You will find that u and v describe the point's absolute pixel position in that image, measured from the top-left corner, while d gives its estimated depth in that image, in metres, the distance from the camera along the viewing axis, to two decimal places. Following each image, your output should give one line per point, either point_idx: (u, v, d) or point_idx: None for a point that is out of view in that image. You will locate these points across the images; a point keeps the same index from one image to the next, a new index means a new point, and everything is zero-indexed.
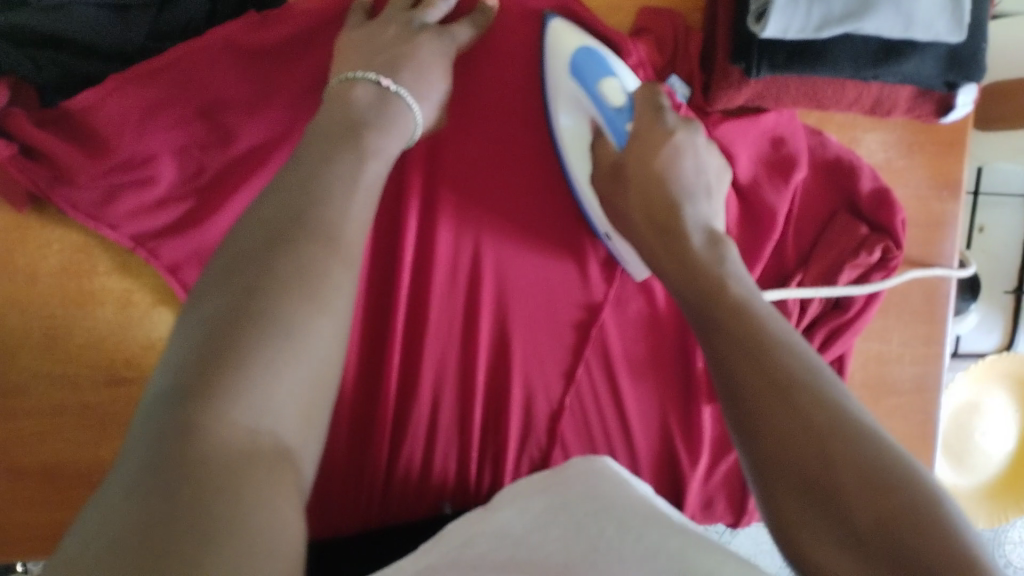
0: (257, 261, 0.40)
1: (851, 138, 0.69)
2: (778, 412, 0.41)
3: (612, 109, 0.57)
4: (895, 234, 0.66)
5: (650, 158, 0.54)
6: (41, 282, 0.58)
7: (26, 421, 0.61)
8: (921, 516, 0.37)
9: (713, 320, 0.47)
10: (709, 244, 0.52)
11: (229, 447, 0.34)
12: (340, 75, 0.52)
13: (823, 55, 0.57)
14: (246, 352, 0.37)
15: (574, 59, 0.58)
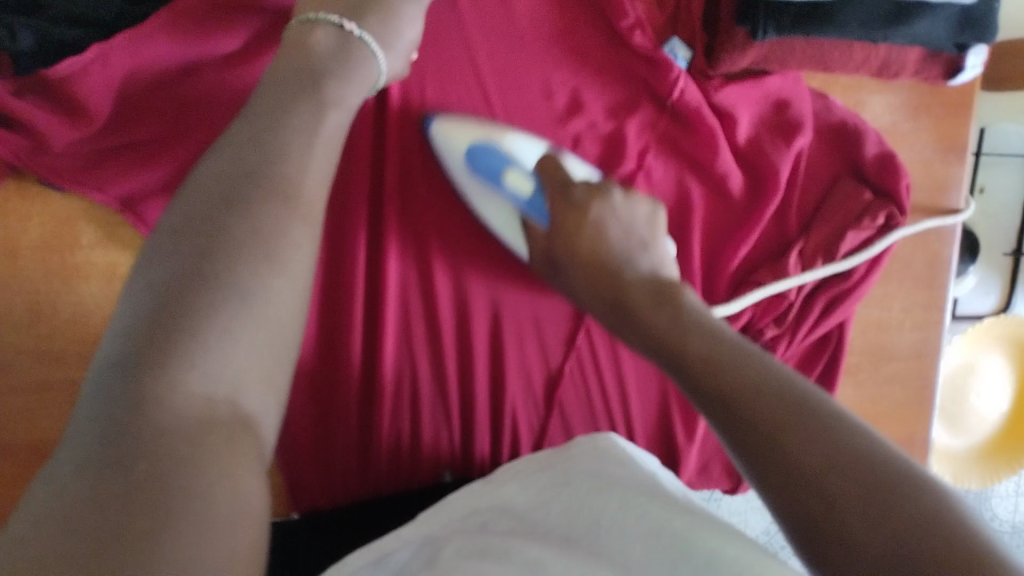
0: (210, 220, 0.38)
1: (856, 100, 0.67)
2: (754, 398, 0.39)
3: (523, 198, 0.58)
4: (900, 200, 0.65)
5: (577, 239, 0.56)
6: (23, 256, 0.56)
7: (11, 397, 0.59)
8: (918, 509, 0.32)
9: (679, 367, 0.45)
10: (656, 301, 0.51)
11: (183, 421, 0.33)
12: (301, 16, 0.49)
13: (832, 16, 0.55)
14: (197, 319, 0.35)
15: (471, 151, 0.58)
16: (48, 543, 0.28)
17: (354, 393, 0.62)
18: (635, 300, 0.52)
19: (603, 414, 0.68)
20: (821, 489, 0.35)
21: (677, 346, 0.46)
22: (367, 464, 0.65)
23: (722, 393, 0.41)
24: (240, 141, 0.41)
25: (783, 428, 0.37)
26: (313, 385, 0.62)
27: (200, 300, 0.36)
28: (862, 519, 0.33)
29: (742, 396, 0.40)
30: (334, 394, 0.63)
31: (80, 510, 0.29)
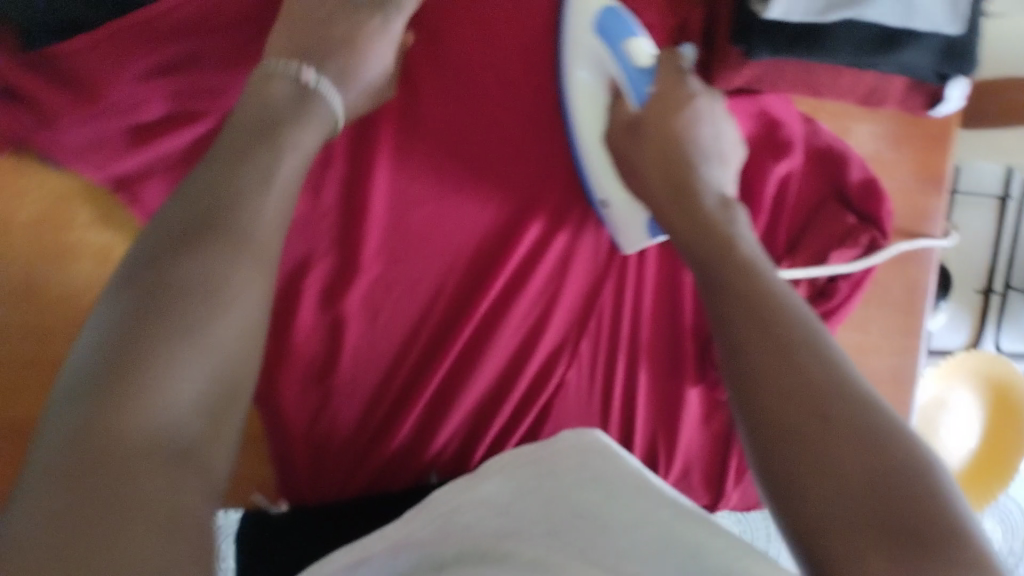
0: (163, 266, 0.37)
1: (841, 127, 0.70)
2: (770, 356, 0.41)
3: (636, 69, 0.58)
4: (881, 224, 0.68)
5: (669, 119, 0.56)
6: (16, 232, 0.56)
7: None
8: (912, 483, 0.35)
9: (715, 278, 0.47)
10: (719, 205, 0.53)
11: (149, 455, 0.31)
12: (260, 71, 0.49)
13: (823, 40, 0.57)
14: (151, 365, 0.33)
15: (597, 20, 0.59)
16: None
17: (345, 384, 0.63)
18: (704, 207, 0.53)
19: (592, 419, 0.70)
20: (829, 456, 0.36)
21: (722, 244, 0.49)
22: (353, 457, 0.65)
23: (738, 337, 0.43)
24: (209, 171, 0.41)
25: (799, 378, 0.39)
26: (304, 374, 0.63)
27: (163, 323, 0.35)
28: (862, 483, 0.35)
29: (761, 353, 0.41)
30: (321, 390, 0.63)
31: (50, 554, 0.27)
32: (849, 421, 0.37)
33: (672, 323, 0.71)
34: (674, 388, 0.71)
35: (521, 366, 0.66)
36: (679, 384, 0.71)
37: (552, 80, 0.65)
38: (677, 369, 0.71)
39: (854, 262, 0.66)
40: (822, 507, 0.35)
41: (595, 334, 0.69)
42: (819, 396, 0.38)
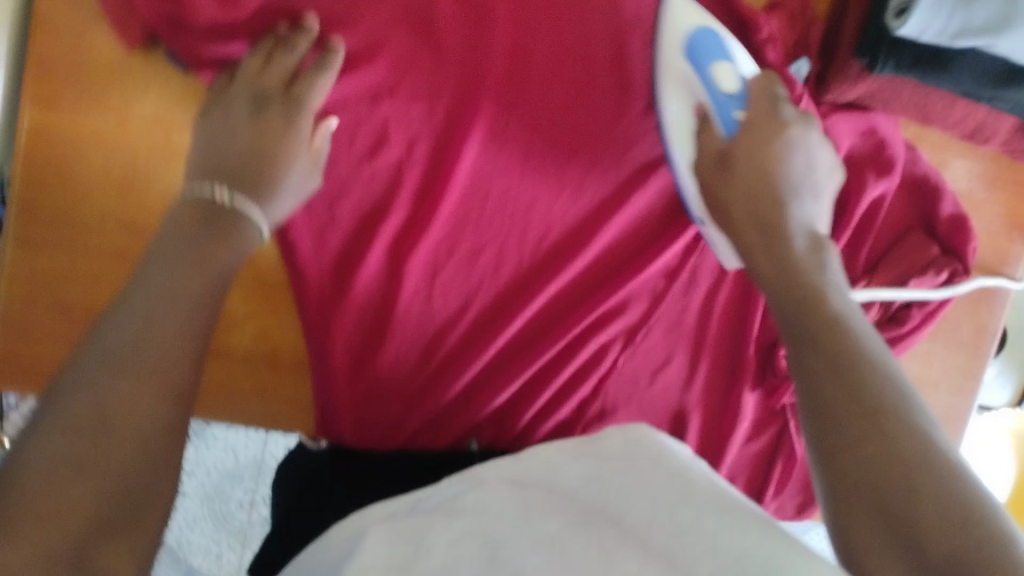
0: (170, 288, 0.42)
1: (940, 159, 0.70)
2: (858, 413, 0.42)
3: (723, 94, 0.59)
4: (964, 258, 0.68)
5: (762, 150, 0.57)
6: (131, 125, 0.57)
7: (81, 262, 0.59)
8: (977, 531, 0.36)
9: (803, 328, 0.48)
10: (812, 246, 0.54)
11: (100, 484, 0.35)
12: (181, 193, 0.50)
13: (948, 67, 0.58)
14: (147, 364, 0.38)
15: (690, 42, 0.60)
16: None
17: (412, 328, 0.65)
18: (780, 223, 0.54)
19: (645, 408, 0.70)
20: (903, 512, 0.38)
21: (813, 294, 0.50)
22: (409, 400, 0.66)
23: (813, 387, 0.45)
24: (190, 244, 0.45)
25: (879, 428, 0.41)
26: (367, 315, 0.64)
27: (137, 366, 0.38)
28: (935, 538, 0.36)
29: (841, 405, 0.43)
30: (389, 336, 0.64)
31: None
32: (930, 477, 0.39)
33: (740, 327, 0.71)
34: (730, 391, 0.71)
35: (589, 341, 0.67)
36: (736, 389, 0.71)
37: None
38: (736, 375, 0.71)
39: (931, 292, 0.66)
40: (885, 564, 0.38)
41: (663, 324, 0.70)
42: (887, 454, 0.40)
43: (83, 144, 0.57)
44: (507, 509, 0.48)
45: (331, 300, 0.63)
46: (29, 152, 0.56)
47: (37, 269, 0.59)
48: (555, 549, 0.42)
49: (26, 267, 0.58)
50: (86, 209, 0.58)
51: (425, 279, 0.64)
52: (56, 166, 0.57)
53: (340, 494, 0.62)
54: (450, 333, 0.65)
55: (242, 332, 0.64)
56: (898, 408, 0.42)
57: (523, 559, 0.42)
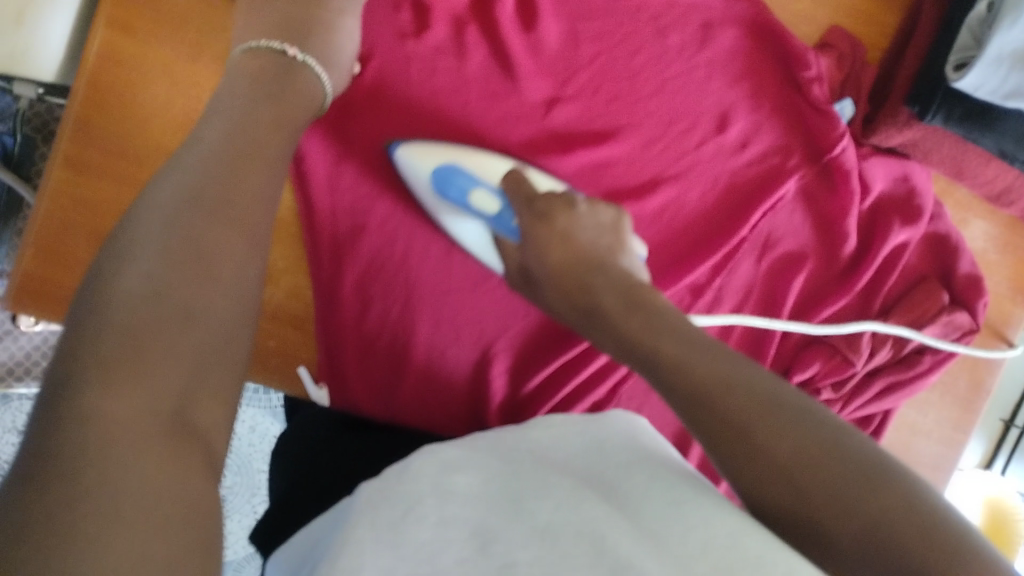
0: (222, 165, 0.43)
1: (961, 217, 0.73)
2: (730, 438, 0.41)
3: (491, 215, 0.60)
4: (973, 310, 0.71)
5: (548, 247, 0.57)
6: (201, 63, 0.58)
7: (131, 191, 0.58)
8: (889, 533, 0.37)
9: (646, 376, 0.47)
10: (630, 310, 0.51)
11: (189, 341, 0.37)
12: (245, 44, 0.52)
13: (994, 124, 0.61)
14: (205, 241, 0.40)
15: (434, 183, 0.60)
16: (79, 476, 0.31)
17: (429, 302, 0.64)
18: (606, 304, 0.53)
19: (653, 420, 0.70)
20: (816, 518, 0.39)
21: (643, 341, 0.48)
22: (420, 377, 0.65)
23: (699, 420, 0.43)
24: (238, 109, 0.47)
25: (767, 456, 0.40)
26: (379, 280, 0.63)
27: (202, 236, 0.40)
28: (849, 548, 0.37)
29: (724, 436, 0.41)
30: (421, 313, 0.64)
31: (127, 436, 0.33)
32: (819, 482, 0.39)
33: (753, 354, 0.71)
34: None
35: None
36: None
37: (721, 92, 0.67)
38: None
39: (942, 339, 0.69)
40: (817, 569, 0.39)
41: None
42: (785, 465, 0.40)
43: (152, 73, 0.57)
44: (498, 490, 0.46)
45: (342, 257, 0.63)
46: (96, 72, 0.56)
47: (78, 194, 0.57)
48: (546, 543, 0.41)
49: (69, 187, 0.57)
50: (140, 139, 0.57)
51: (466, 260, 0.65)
52: (121, 91, 0.56)
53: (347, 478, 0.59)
54: (478, 320, 0.66)
55: (275, 287, 0.64)
56: (787, 421, 0.41)
57: (511, 556, 0.40)
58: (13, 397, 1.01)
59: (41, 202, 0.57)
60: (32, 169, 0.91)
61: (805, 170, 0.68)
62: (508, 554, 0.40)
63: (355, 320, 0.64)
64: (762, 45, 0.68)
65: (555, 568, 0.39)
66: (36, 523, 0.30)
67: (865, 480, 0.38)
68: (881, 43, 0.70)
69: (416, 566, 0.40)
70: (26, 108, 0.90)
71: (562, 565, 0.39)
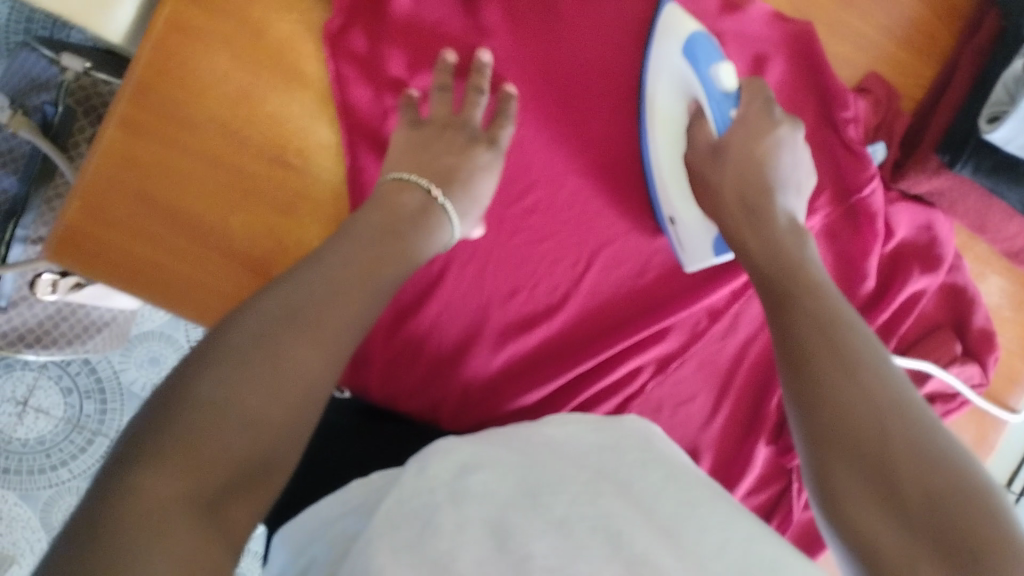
0: (352, 268, 0.45)
1: (979, 271, 0.75)
2: (831, 373, 0.44)
3: (720, 92, 0.60)
4: (986, 364, 0.71)
5: (753, 144, 0.57)
6: (265, 40, 0.62)
7: (180, 153, 0.60)
8: (967, 496, 0.37)
9: (783, 297, 0.50)
10: (789, 230, 0.55)
11: (247, 441, 0.36)
12: (393, 175, 0.55)
13: (1023, 179, 0.63)
14: (314, 325, 0.41)
15: (687, 41, 0.61)
16: (118, 531, 0.31)
17: (458, 297, 0.65)
18: (776, 221, 0.55)
19: None
20: (889, 467, 0.39)
21: (795, 271, 0.51)
22: (430, 373, 0.65)
23: (806, 359, 0.45)
24: (371, 240, 0.48)
25: (862, 397, 0.42)
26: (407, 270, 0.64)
27: (316, 320, 0.41)
28: (918, 498, 0.38)
29: (824, 378, 0.44)
30: (449, 311, 0.65)
31: (177, 495, 0.33)
32: (906, 436, 0.40)
33: (764, 381, 0.72)
34: (745, 441, 0.71)
35: (622, 360, 0.68)
36: (751, 440, 0.71)
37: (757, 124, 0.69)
38: (753, 426, 0.71)
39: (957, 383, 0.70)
40: (867, 518, 0.39)
41: (695, 360, 0.71)
42: (879, 411, 0.42)
43: (215, 45, 0.61)
44: (514, 486, 0.45)
45: None
46: (162, 37, 0.59)
47: (127, 153, 0.59)
48: (563, 535, 0.40)
49: (120, 145, 0.59)
50: (196, 106, 0.61)
51: (494, 261, 0.66)
52: (183, 58, 0.60)
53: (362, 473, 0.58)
54: (502, 322, 0.66)
55: None
56: (883, 384, 0.43)
57: (528, 548, 0.39)
58: (19, 364, 1.03)
59: (90, 157, 0.59)
60: (69, 140, 0.87)
61: (831, 208, 0.69)
62: (524, 546, 0.39)
63: (387, 308, 0.64)
64: (799, 82, 0.69)
65: (570, 554, 0.39)
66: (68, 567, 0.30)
67: (933, 460, 0.39)
68: (915, 95, 0.72)
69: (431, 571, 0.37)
70: (71, 79, 0.87)
71: (579, 553, 0.39)
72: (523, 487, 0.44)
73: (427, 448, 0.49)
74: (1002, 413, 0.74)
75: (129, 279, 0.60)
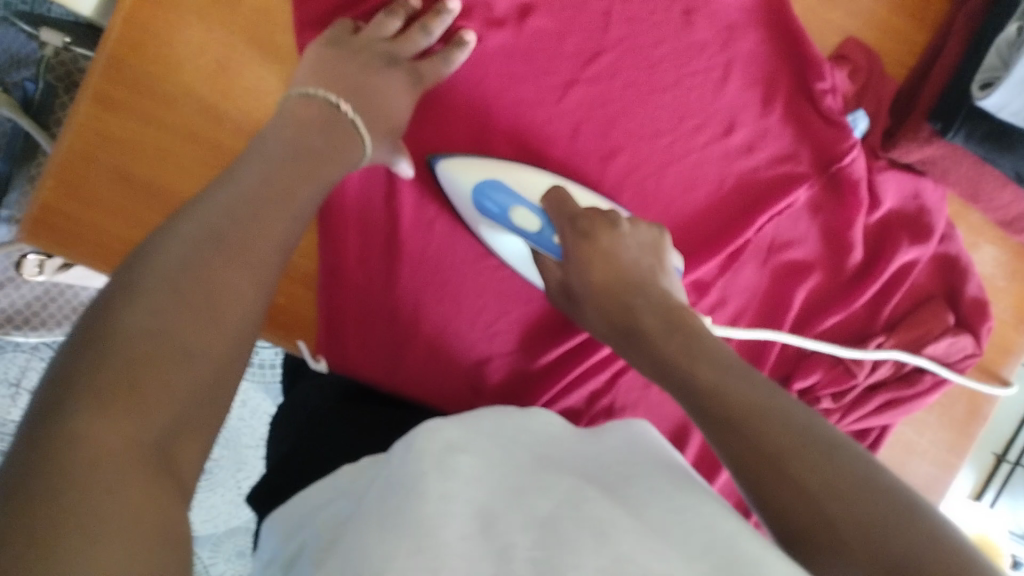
0: (239, 221, 0.45)
1: (973, 241, 0.74)
2: (723, 438, 0.43)
3: (533, 233, 0.60)
4: (978, 335, 0.71)
5: (592, 272, 0.57)
6: (239, 11, 0.60)
7: (157, 131, 0.60)
8: (901, 526, 0.37)
9: (664, 369, 0.49)
10: (669, 331, 0.51)
11: (190, 374, 0.38)
12: (301, 90, 0.56)
13: (1016, 147, 0.62)
14: (215, 278, 0.41)
15: (475, 199, 0.61)
16: (57, 493, 0.30)
17: (441, 276, 0.65)
18: (645, 327, 0.53)
19: (649, 414, 0.69)
20: (821, 510, 0.38)
21: (665, 352, 0.50)
22: (411, 351, 0.65)
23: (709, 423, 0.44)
24: (273, 159, 0.50)
25: (762, 450, 0.41)
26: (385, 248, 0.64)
27: (214, 276, 0.42)
28: (856, 534, 0.37)
29: (751, 461, 0.41)
30: (432, 288, 0.65)
31: (118, 457, 0.33)
32: (822, 478, 0.39)
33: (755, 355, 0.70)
34: None
35: None
36: None
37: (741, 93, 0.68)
38: None
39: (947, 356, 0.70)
40: (813, 560, 0.38)
41: None
42: (789, 456, 0.40)
43: (189, 17, 0.59)
44: (496, 486, 0.44)
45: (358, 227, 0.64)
46: (133, 9, 0.58)
47: (102, 129, 0.59)
48: (546, 530, 0.40)
49: (93, 120, 0.59)
50: (173, 82, 0.60)
51: (476, 235, 0.65)
52: (156, 31, 0.59)
53: (349, 437, 0.59)
54: (485, 299, 0.66)
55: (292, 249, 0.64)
56: (782, 423, 0.42)
57: (510, 539, 0.39)
58: (7, 346, 1.02)
59: (64, 137, 0.59)
60: (51, 118, 0.86)
61: (814, 179, 0.68)
62: (507, 536, 0.39)
63: (362, 288, 0.64)
64: (783, 49, 0.68)
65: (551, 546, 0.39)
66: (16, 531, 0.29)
67: (870, 501, 0.38)
68: (906, 62, 0.71)
69: (419, 541, 0.38)
70: (50, 54, 0.84)
71: (562, 544, 0.39)
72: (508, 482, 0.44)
73: (412, 433, 0.48)
74: (992, 390, 0.73)
75: (106, 257, 0.61)
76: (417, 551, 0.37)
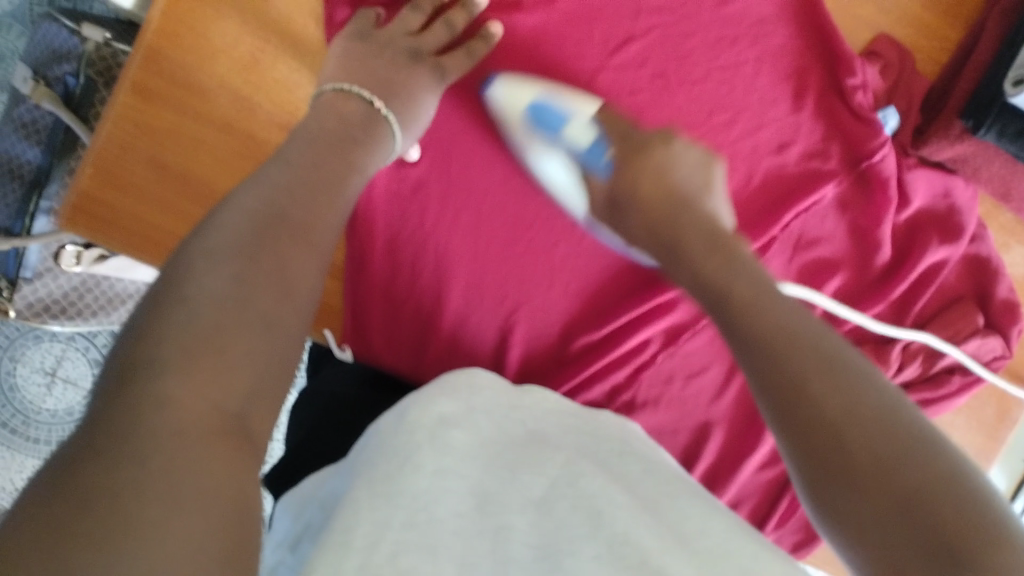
0: (302, 205, 0.46)
1: (1004, 241, 0.73)
2: (758, 368, 0.42)
3: (584, 147, 0.60)
4: (1008, 336, 0.70)
5: (640, 180, 0.56)
6: (272, 6, 0.61)
7: (192, 123, 0.62)
8: (933, 495, 0.35)
9: (699, 288, 0.48)
10: (706, 237, 0.50)
11: (264, 343, 0.39)
12: (336, 85, 0.57)
13: None
14: (277, 255, 0.42)
15: (533, 105, 0.61)
16: (129, 468, 0.31)
17: (463, 266, 0.65)
18: (688, 239, 0.51)
19: (673, 410, 0.68)
20: (846, 464, 0.38)
21: (703, 263, 0.48)
22: (428, 339, 0.66)
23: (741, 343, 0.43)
24: (315, 146, 0.51)
25: (795, 391, 0.40)
26: (407, 241, 0.65)
27: (281, 255, 0.43)
28: (888, 502, 0.36)
29: (776, 391, 0.41)
30: (455, 278, 0.65)
31: (193, 430, 0.34)
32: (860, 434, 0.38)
33: None
34: None
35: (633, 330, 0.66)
36: None
37: (769, 88, 0.67)
38: None
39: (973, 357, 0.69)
40: (844, 515, 0.38)
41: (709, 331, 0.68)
42: (814, 408, 0.39)
43: (226, 10, 0.60)
44: (490, 454, 0.45)
45: (380, 218, 0.65)
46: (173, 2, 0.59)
47: (139, 120, 0.61)
48: (540, 514, 0.42)
49: (132, 112, 0.60)
50: (207, 73, 0.61)
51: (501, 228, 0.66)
52: (193, 24, 0.60)
53: None
54: (510, 290, 0.66)
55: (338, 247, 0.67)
56: (818, 366, 0.40)
57: (507, 519, 0.41)
58: (45, 335, 1.05)
59: (102, 126, 0.60)
60: (90, 111, 0.87)
61: (842, 177, 0.68)
62: (503, 517, 0.41)
63: (384, 277, 0.65)
64: (811, 45, 0.68)
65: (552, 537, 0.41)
66: (93, 506, 0.30)
67: (894, 465, 0.37)
68: (938, 58, 0.70)
69: (412, 516, 0.39)
70: (92, 49, 0.86)
71: (560, 535, 0.41)
72: (500, 463, 0.44)
73: (404, 402, 0.48)
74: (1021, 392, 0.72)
75: (139, 245, 0.62)
76: (411, 525, 0.39)
